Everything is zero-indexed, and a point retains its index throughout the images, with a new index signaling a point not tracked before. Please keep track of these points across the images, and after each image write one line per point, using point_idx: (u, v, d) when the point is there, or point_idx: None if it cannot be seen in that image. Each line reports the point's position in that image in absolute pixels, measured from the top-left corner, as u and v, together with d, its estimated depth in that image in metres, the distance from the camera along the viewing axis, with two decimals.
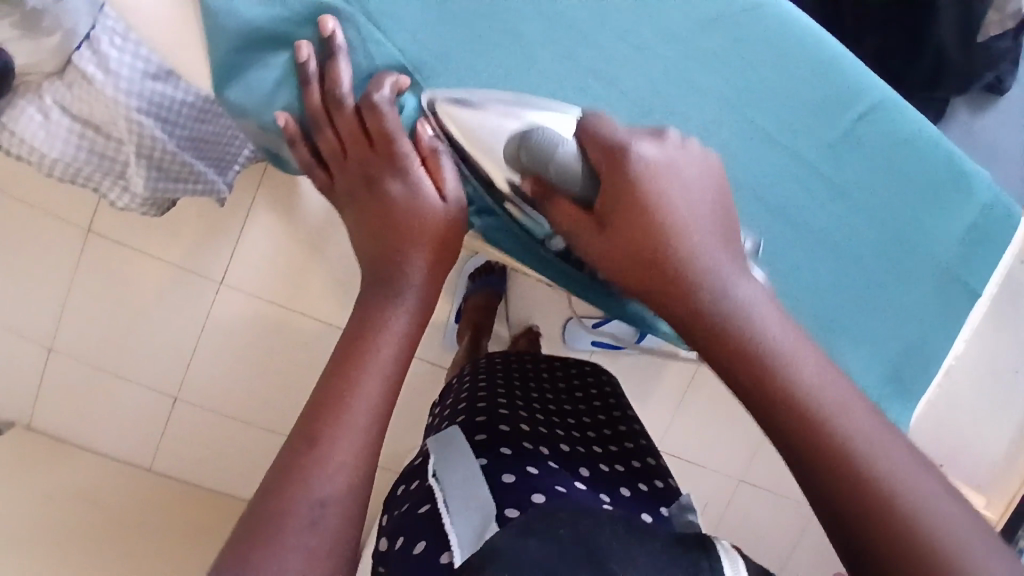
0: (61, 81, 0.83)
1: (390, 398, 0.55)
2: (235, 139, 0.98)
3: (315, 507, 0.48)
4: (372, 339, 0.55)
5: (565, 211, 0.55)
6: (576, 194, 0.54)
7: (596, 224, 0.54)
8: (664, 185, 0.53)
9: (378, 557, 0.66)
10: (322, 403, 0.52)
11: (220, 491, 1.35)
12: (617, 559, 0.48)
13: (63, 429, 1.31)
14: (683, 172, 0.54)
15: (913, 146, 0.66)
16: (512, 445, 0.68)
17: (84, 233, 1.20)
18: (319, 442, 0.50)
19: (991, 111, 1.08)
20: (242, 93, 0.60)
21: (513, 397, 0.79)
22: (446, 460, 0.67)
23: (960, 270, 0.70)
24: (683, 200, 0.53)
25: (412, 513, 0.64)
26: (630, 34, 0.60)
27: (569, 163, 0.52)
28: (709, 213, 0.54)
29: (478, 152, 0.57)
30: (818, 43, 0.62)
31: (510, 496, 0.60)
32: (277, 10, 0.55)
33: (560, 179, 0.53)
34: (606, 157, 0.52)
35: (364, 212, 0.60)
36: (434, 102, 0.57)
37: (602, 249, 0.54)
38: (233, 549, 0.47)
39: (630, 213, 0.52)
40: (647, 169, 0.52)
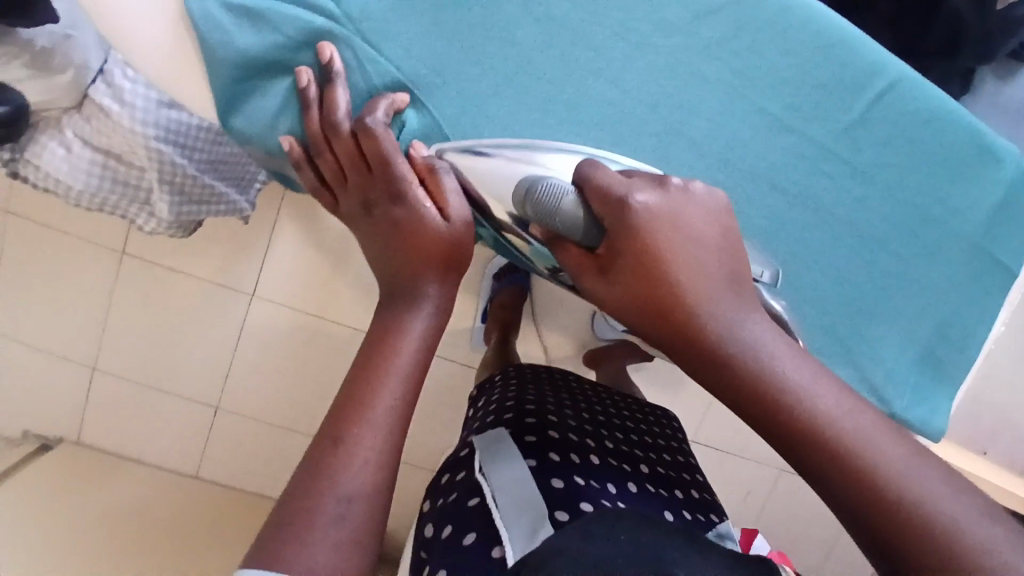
0: (80, 115, 0.86)
1: (412, 398, 0.55)
2: (247, 168, 1.02)
3: (342, 502, 0.48)
4: (392, 346, 0.55)
5: (573, 256, 0.51)
6: (585, 243, 0.50)
7: (597, 269, 0.50)
8: (669, 233, 0.48)
9: (422, 543, 0.65)
10: (345, 404, 0.52)
11: (264, 497, 1.38)
12: (677, 561, 0.45)
13: (112, 444, 1.35)
14: (690, 221, 0.49)
15: (939, 122, 0.63)
16: (560, 451, 0.67)
17: (118, 255, 1.24)
18: (346, 439, 0.51)
19: (1022, 74, 1.03)
20: (246, 121, 0.60)
21: (561, 408, 0.77)
22: (492, 455, 0.66)
23: (992, 248, 0.67)
24: (691, 249, 0.49)
25: (461, 504, 0.63)
26: (630, 31, 0.58)
27: (570, 210, 0.49)
28: (695, 223, 0.50)
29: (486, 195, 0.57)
30: (829, 23, 0.60)
31: (559, 500, 0.59)
32: (274, 37, 0.56)
33: (563, 226, 0.49)
34: (604, 207, 0.48)
35: (370, 228, 0.58)
36: (443, 154, 0.58)
37: (613, 299, 0.50)
38: (258, 546, 0.46)
39: (631, 258, 0.48)
40: (651, 217, 0.48)
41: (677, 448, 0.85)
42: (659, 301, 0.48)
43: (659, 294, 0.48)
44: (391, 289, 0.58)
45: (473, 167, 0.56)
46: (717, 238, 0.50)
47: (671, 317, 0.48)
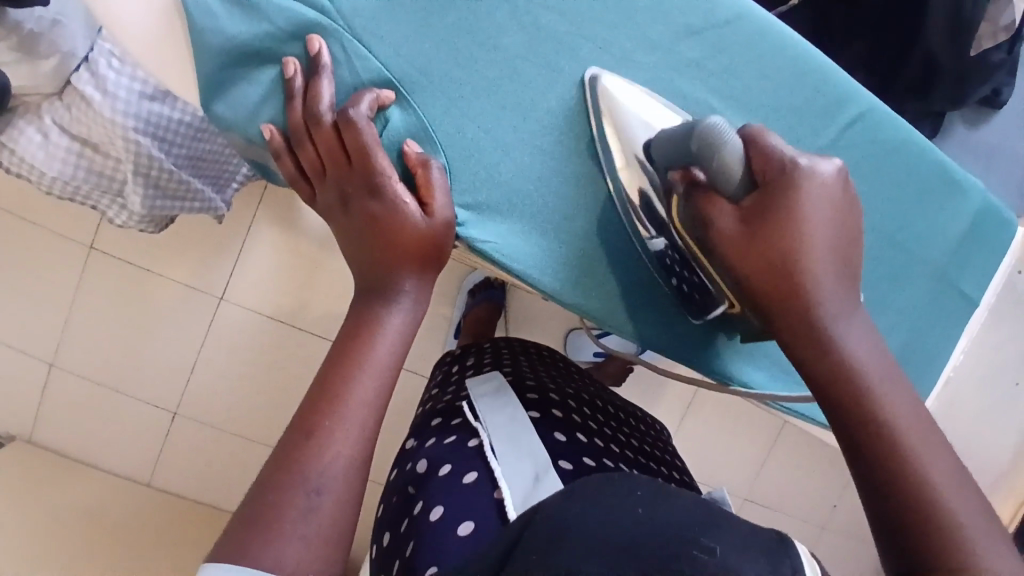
0: (61, 102, 0.85)
1: (387, 393, 0.54)
2: (229, 164, 1.01)
3: (312, 496, 0.48)
4: (369, 337, 0.55)
5: (715, 206, 0.54)
6: (730, 196, 0.53)
7: (739, 220, 0.53)
8: (817, 202, 0.53)
9: (411, 478, 0.69)
10: (320, 393, 0.52)
11: (220, 508, 1.34)
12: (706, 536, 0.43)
13: (64, 444, 1.31)
14: (833, 199, 0.54)
15: (906, 151, 0.65)
16: (562, 410, 0.73)
17: (86, 249, 1.22)
18: (318, 431, 0.50)
19: (992, 120, 1.07)
20: (228, 109, 0.59)
21: (556, 379, 0.83)
22: (491, 409, 0.71)
23: (953, 276, 0.70)
24: (827, 224, 0.54)
25: (459, 444, 0.68)
26: (612, 45, 0.60)
27: (734, 156, 0.51)
28: (833, 199, 0.55)
29: (624, 142, 0.59)
30: (803, 49, 0.62)
31: (563, 453, 0.64)
32: (263, 26, 0.56)
33: (719, 170, 0.52)
34: (770, 166, 0.53)
35: (345, 222, 0.59)
36: (600, 83, 0.59)
37: (738, 248, 0.53)
38: (225, 540, 0.46)
39: (779, 216, 0.53)
40: (811, 184, 0.53)
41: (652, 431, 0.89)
42: (788, 257, 0.53)
43: (789, 248, 0.53)
44: (366, 280, 0.58)
45: (623, 118, 0.59)
46: (832, 212, 0.54)
47: (793, 272, 0.53)
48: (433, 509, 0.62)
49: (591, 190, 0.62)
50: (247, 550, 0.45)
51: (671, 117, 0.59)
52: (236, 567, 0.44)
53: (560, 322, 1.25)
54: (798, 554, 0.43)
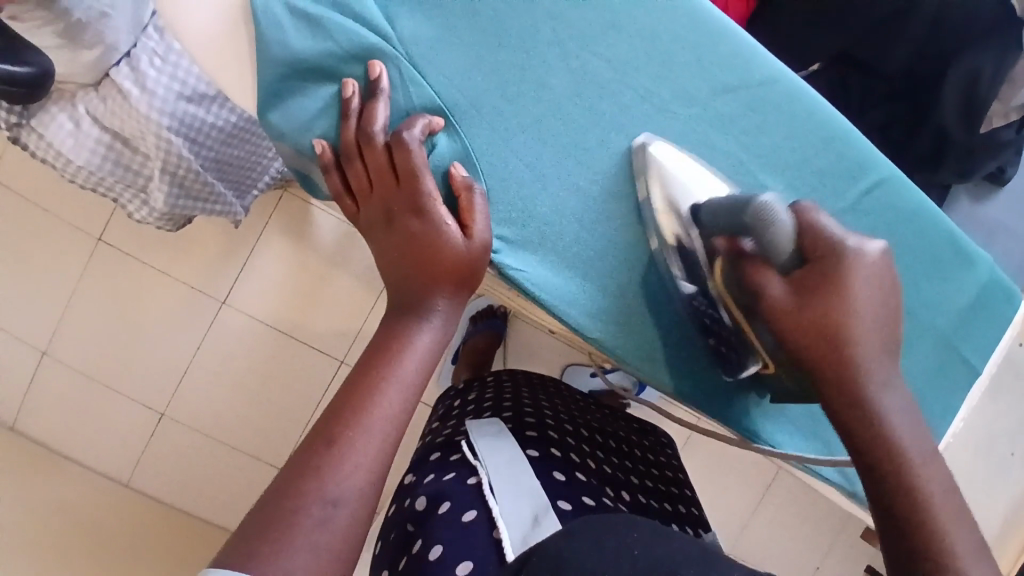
0: (96, 93, 0.86)
1: (409, 410, 0.55)
2: (260, 163, 1.02)
3: (327, 506, 0.49)
4: (396, 358, 0.56)
5: (761, 274, 0.56)
6: (779, 267, 0.56)
7: (789, 290, 0.56)
8: (863, 281, 0.57)
9: (411, 515, 0.67)
10: (344, 408, 0.53)
11: (195, 516, 1.31)
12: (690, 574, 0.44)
13: (45, 435, 1.29)
14: (877, 276, 0.58)
15: (919, 219, 0.68)
16: (561, 449, 0.72)
17: (94, 241, 1.23)
18: (338, 443, 0.51)
19: (996, 197, 1.12)
20: (282, 119, 0.60)
21: (554, 412, 0.83)
22: (490, 444, 0.69)
23: (960, 344, 0.71)
24: (872, 296, 0.57)
25: (457, 482, 0.66)
26: (652, 95, 0.63)
27: (784, 229, 0.54)
28: (880, 273, 0.58)
29: (669, 192, 0.60)
30: (830, 116, 0.65)
31: (562, 493, 0.64)
32: (326, 44, 0.59)
33: (772, 237, 0.54)
34: (817, 242, 0.56)
35: (386, 241, 0.60)
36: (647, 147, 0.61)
37: (787, 317, 0.56)
38: (237, 544, 0.47)
39: (825, 291, 0.56)
40: (858, 261, 0.57)
41: (664, 461, 0.89)
42: (830, 328, 0.56)
43: (836, 325, 0.56)
44: (401, 301, 0.59)
45: (668, 175, 0.60)
46: (878, 290, 0.58)
47: (838, 345, 0.56)
48: (432, 549, 0.60)
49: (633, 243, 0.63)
50: (256, 556, 0.45)
51: (715, 183, 0.61)
52: (242, 573, 0.44)
53: (559, 355, 1.26)
54: None
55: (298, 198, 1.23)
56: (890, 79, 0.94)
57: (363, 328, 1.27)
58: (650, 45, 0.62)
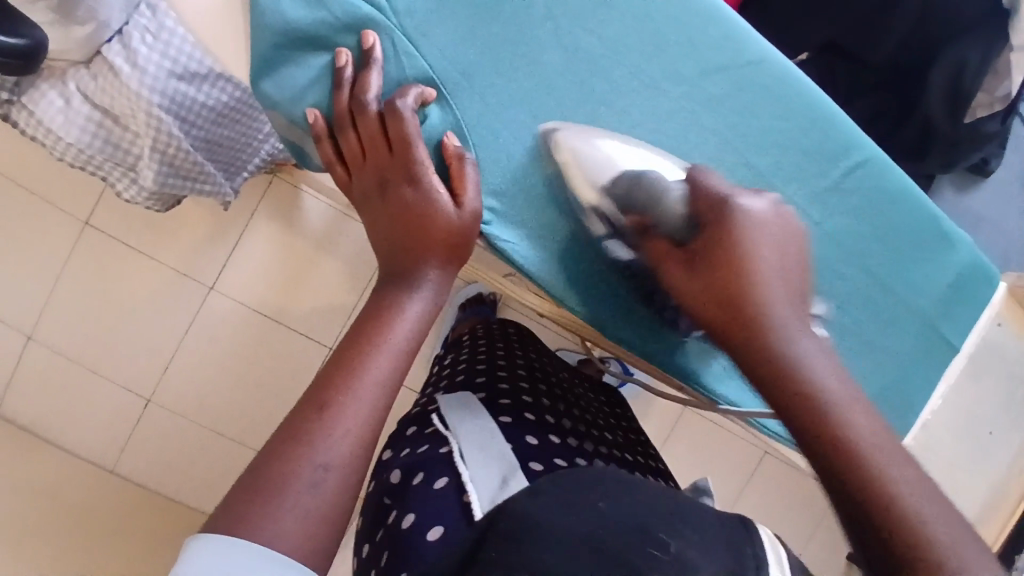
0: (87, 70, 0.86)
1: (400, 375, 0.56)
2: (250, 144, 1.02)
3: (318, 471, 0.49)
4: (378, 324, 0.56)
5: (661, 248, 0.59)
6: (676, 238, 0.59)
7: (685, 260, 0.58)
8: (757, 233, 0.57)
9: (388, 488, 0.68)
10: (332, 374, 0.53)
11: (181, 502, 1.30)
12: (664, 529, 0.44)
13: (29, 420, 1.29)
14: (774, 229, 0.58)
15: (902, 199, 0.69)
16: (535, 413, 0.73)
17: (81, 225, 1.23)
18: (330, 407, 0.51)
19: (976, 188, 1.15)
20: (276, 88, 0.61)
21: (529, 376, 0.84)
22: (461, 415, 0.69)
23: (939, 323, 0.72)
24: (772, 251, 0.57)
25: (430, 451, 0.66)
26: (643, 72, 0.63)
27: (673, 203, 0.58)
28: (778, 230, 0.58)
29: (577, 175, 0.61)
30: (816, 97, 0.66)
31: (534, 454, 0.64)
32: (320, 14, 0.59)
33: (663, 215, 0.58)
34: (708, 205, 0.58)
35: (379, 209, 0.60)
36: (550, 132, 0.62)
37: (689, 285, 0.57)
38: (224, 510, 0.47)
39: (719, 250, 0.56)
40: (748, 217, 0.57)
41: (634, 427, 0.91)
42: (732, 287, 0.55)
43: (737, 283, 0.55)
44: (390, 267, 0.60)
45: (583, 151, 0.60)
46: (779, 244, 0.57)
47: (742, 305, 0.55)
48: (405, 518, 0.61)
49: (566, 218, 0.64)
50: (247, 521, 0.46)
51: (635, 154, 0.60)
52: (234, 539, 0.44)
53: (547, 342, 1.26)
54: (762, 539, 0.46)
55: (287, 183, 1.23)
56: (878, 69, 0.96)
57: (350, 314, 1.27)
58: (641, 23, 0.63)
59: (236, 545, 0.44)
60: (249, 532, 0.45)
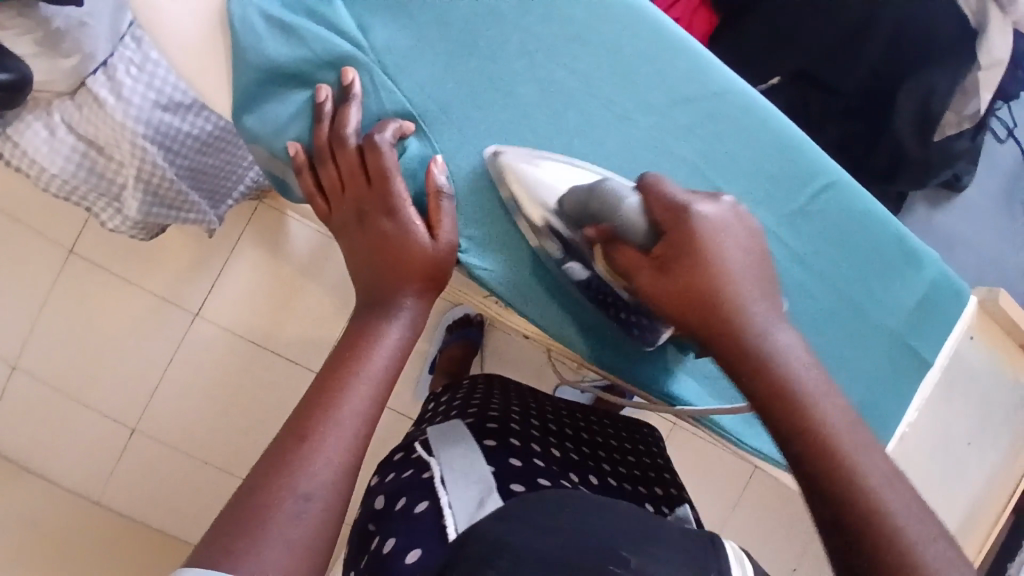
0: (72, 101, 0.88)
1: (381, 402, 0.57)
2: (236, 172, 1.02)
3: (300, 500, 0.49)
4: (365, 353, 0.58)
5: (630, 257, 0.57)
6: (642, 245, 0.57)
7: (655, 267, 0.56)
8: (717, 238, 0.56)
9: (371, 514, 0.68)
10: (312, 402, 0.54)
11: (167, 533, 1.29)
12: (628, 548, 0.45)
13: (12, 451, 1.27)
14: (733, 233, 0.57)
15: (868, 222, 0.71)
16: (520, 440, 0.71)
17: (66, 253, 1.24)
18: (310, 436, 0.52)
19: (949, 206, 1.18)
20: (257, 122, 0.62)
21: (524, 406, 0.82)
22: (444, 444, 0.69)
23: (912, 339, 0.74)
24: (733, 254, 0.57)
25: (414, 476, 0.66)
26: (614, 104, 0.65)
27: (632, 212, 0.56)
28: (737, 231, 0.58)
29: (532, 196, 0.61)
30: (782, 125, 0.68)
31: (516, 476, 0.63)
32: (301, 52, 0.61)
33: (625, 224, 0.56)
34: (668, 211, 0.56)
35: (358, 239, 0.61)
36: (499, 153, 0.62)
37: (660, 293, 0.56)
38: (206, 544, 0.47)
39: (683, 256, 0.55)
40: (705, 222, 0.56)
41: (648, 448, 0.88)
42: (705, 293, 0.55)
43: (704, 290, 0.55)
44: (370, 296, 0.61)
45: (524, 177, 0.61)
46: (742, 248, 0.57)
47: (712, 310, 0.55)
48: (386, 543, 0.61)
49: (502, 253, 0.64)
50: (231, 555, 0.46)
51: (570, 170, 0.62)
52: (216, 572, 0.44)
53: (533, 363, 1.28)
54: (727, 554, 0.47)
55: (273, 210, 1.25)
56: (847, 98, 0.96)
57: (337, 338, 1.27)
58: (611, 55, 0.65)
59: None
60: (230, 563, 0.45)
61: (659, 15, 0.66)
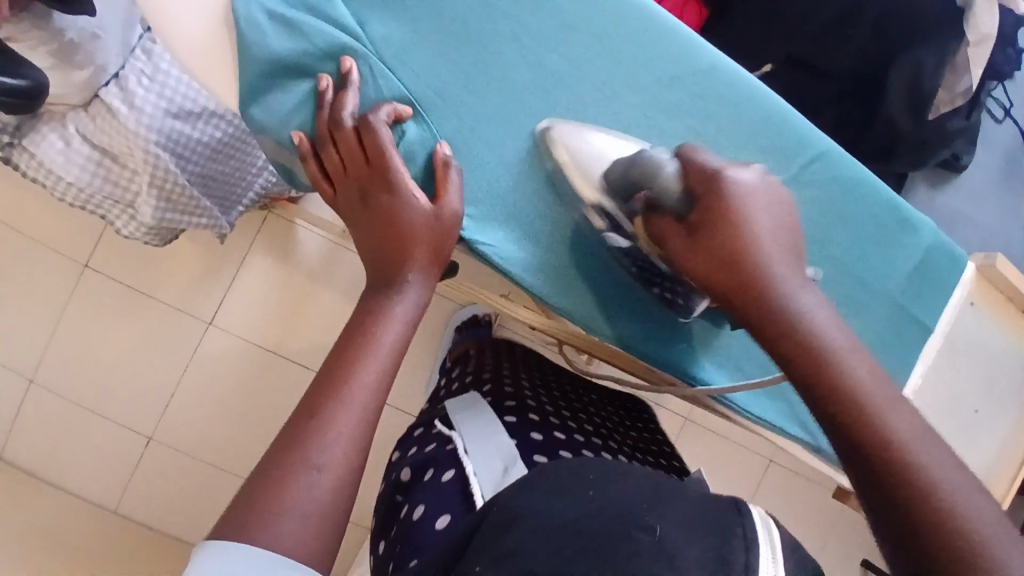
0: (86, 113, 0.92)
1: (389, 377, 0.58)
2: (245, 178, 1.04)
3: (312, 472, 0.51)
4: (373, 329, 0.59)
5: (664, 225, 0.59)
6: (675, 211, 0.59)
7: (687, 232, 0.58)
8: (749, 203, 0.58)
9: (398, 486, 0.69)
10: (327, 378, 0.56)
11: (185, 541, 1.30)
12: (649, 517, 0.44)
13: (34, 464, 1.29)
14: (766, 202, 0.59)
15: (860, 192, 0.72)
16: (538, 415, 0.72)
17: (81, 267, 1.27)
18: (321, 411, 0.53)
19: (949, 186, 1.19)
20: (261, 112, 0.64)
21: (536, 383, 0.84)
22: (467, 417, 0.70)
23: (909, 306, 0.74)
24: (764, 221, 0.58)
25: (439, 449, 0.68)
26: (603, 85, 0.67)
27: (669, 178, 0.58)
28: (769, 200, 0.59)
29: (580, 168, 0.64)
30: (769, 100, 0.70)
31: (538, 449, 0.65)
32: (303, 46, 0.63)
33: (660, 190, 0.59)
34: (702, 179, 0.58)
35: (362, 219, 0.63)
36: (549, 126, 0.66)
37: (691, 255, 0.58)
38: (232, 516, 0.49)
39: (711, 212, 0.57)
40: (737, 188, 0.58)
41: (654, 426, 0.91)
42: (737, 253, 0.56)
43: (739, 250, 0.56)
44: (376, 275, 0.62)
45: (575, 144, 0.64)
46: (774, 217, 0.59)
47: (744, 269, 0.56)
48: (415, 510, 0.63)
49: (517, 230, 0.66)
50: (248, 525, 0.48)
51: (618, 140, 0.65)
52: (238, 546, 0.47)
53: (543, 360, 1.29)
54: (753, 516, 0.44)
55: (282, 217, 1.28)
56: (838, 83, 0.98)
57: None
58: (598, 39, 0.67)
59: (248, 551, 0.46)
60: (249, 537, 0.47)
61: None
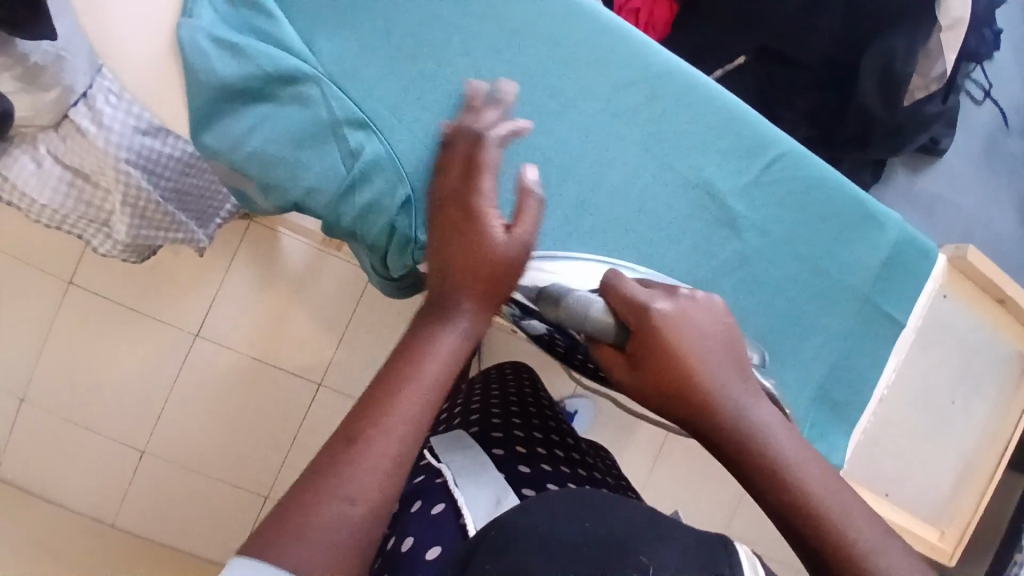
0: (56, 134, 0.90)
1: (434, 409, 0.52)
2: (219, 194, 1.05)
3: (344, 503, 0.47)
4: (418, 357, 0.53)
5: (605, 354, 0.58)
6: (613, 342, 0.58)
7: (628, 365, 0.57)
8: (684, 328, 0.57)
9: None
10: (367, 406, 0.51)
11: (182, 551, 1.30)
12: (646, 551, 0.44)
13: (29, 481, 1.29)
14: (698, 321, 0.58)
15: (824, 189, 0.71)
16: (526, 447, 0.71)
17: (65, 284, 1.26)
18: (359, 439, 0.49)
19: (930, 170, 1.18)
20: (216, 139, 0.64)
21: (523, 406, 0.82)
22: (452, 449, 0.69)
23: (880, 300, 0.74)
24: (701, 342, 0.57)
25: (426, 482, 0.66)
26: (557, 92, 0.66)
27: (601, 319, 0.57)
28: (703, 318, 0.59)
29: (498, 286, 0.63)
30: (727, 101, 0.68)
31: (526, 482, 0.64)
32: (249, 68, 0.62)
33: (596, 330, 0.57)
34: (633, 313, 0.57)
35: (444, 237, 0.58)
36: None
37: (638, 388, 0.57)
38: (256, 536, 0.45)
39: (655, 350, 0.56)
40: (667, 321, 0.56)
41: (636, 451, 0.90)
42: (683, 386, 0.56)
43: (684, 381, 0.56)
44: (435, 297, 0.57)
45: None
46: (713, 331, 0.59)
47: (694, 398, 0.56)
48: (404, 541, 0.61)
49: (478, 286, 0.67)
50: None
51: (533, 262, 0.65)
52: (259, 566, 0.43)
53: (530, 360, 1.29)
54: (740, 556, 0.45)
55: (265, 227, 1.27)
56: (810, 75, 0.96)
57: (337, 347, 1.30)
58: (552, 45, 0.66)
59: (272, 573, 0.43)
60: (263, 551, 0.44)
61: (594, 5, 0.66)
